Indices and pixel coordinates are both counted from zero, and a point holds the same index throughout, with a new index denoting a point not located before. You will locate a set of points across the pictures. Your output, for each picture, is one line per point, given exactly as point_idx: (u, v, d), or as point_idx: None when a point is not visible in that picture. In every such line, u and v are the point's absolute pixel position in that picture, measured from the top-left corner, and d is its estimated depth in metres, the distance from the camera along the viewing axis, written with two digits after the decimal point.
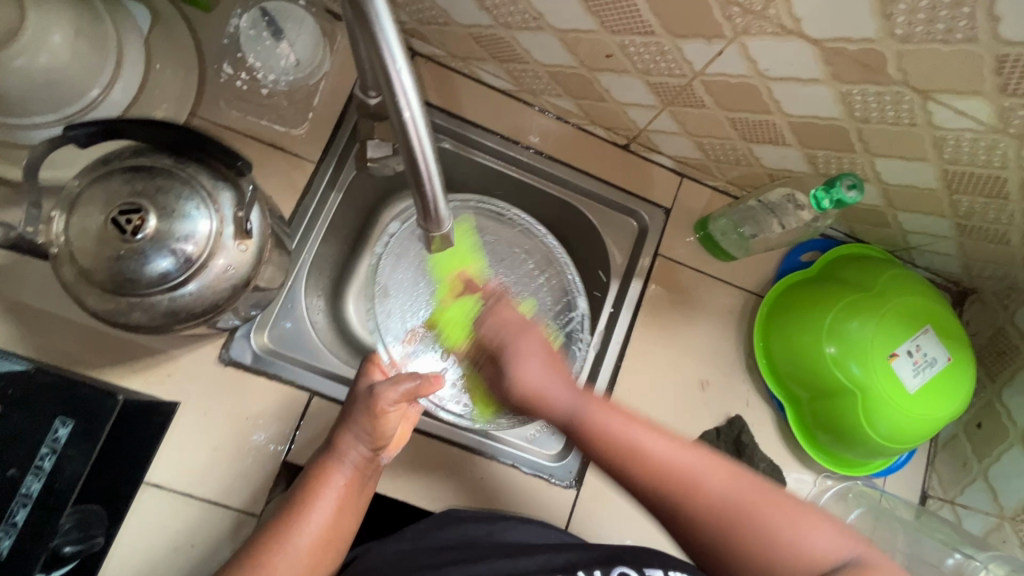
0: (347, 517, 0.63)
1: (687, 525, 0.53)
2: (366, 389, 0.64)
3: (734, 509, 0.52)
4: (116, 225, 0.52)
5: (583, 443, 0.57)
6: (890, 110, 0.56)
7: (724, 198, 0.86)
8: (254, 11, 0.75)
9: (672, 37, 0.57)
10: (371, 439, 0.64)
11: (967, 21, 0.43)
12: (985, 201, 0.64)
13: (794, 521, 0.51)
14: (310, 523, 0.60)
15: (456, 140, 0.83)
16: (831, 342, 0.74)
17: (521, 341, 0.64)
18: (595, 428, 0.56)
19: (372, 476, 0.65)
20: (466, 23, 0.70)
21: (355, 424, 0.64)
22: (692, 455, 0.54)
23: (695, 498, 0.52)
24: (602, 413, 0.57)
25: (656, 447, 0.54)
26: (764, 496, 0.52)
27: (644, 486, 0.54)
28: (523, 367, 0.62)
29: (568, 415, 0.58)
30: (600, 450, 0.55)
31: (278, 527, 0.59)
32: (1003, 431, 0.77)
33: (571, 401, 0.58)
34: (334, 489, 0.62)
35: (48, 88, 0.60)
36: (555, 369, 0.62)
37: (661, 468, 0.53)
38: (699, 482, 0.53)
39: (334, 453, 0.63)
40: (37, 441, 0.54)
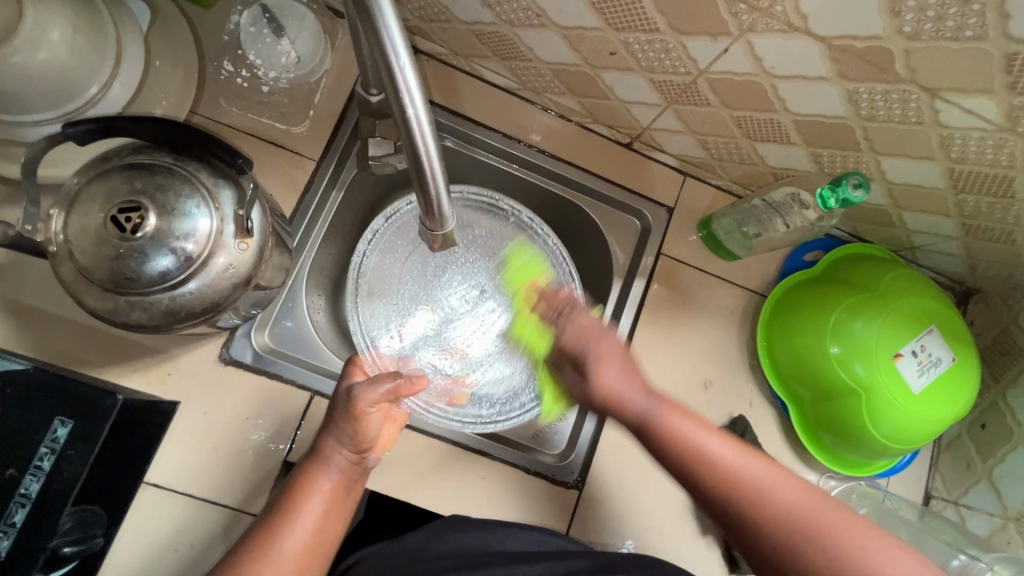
0: (332, 521, 0.61)
1: (760, 543, 0.51)
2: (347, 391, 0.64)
3: (810, 527, 0.49)
4: (116, 223, 0.52)
5: (656, 450, 0.56)
6: (896, 108, 0.55)
7: (728, 197, 0.86)
8: (255, 8, 0.74)
9: (677, 34, 0.57)
10: (353, 443, 0.62)
11: (977, 18, 0.43)
12: (992, 200, 0.63)
13: (871, 541, 0.49)
14: (293, 529, 0.58)
15: (457, 138, 0.82)
16: (835, 342, 0.74)
17: (596, 343, 0.61)
18: (671, 435, 0.55)
19: (356, 481, 0.64)
20: (468, 20, 0.70)
21: (337, 429, 0.63)
22: (757, 465, 0.53)
23: (769, 513, 0.50)
24: (673, 419, 0.56)
25: (727, 455, 0.54)
26: (836, 511, 0.50)
27: (716, 496, 0.53)
28: (603, 369, 0.59)
29: (642, 417, 0.57)
30: (671, 455, 0.55)
31: (262, 536, 0.57)
32: (1006, 432, 0.77)
33: (644, 403, 0.57)
34: (317, 497, 0.60)
35: (46, 85, 0.60)
36: (631, 367, 0.60)
37: (731, 478, 0.52)
38: (771, 495, 0.51)
39: (318, 460, 0.62)
40: (36, 441, 0.54)
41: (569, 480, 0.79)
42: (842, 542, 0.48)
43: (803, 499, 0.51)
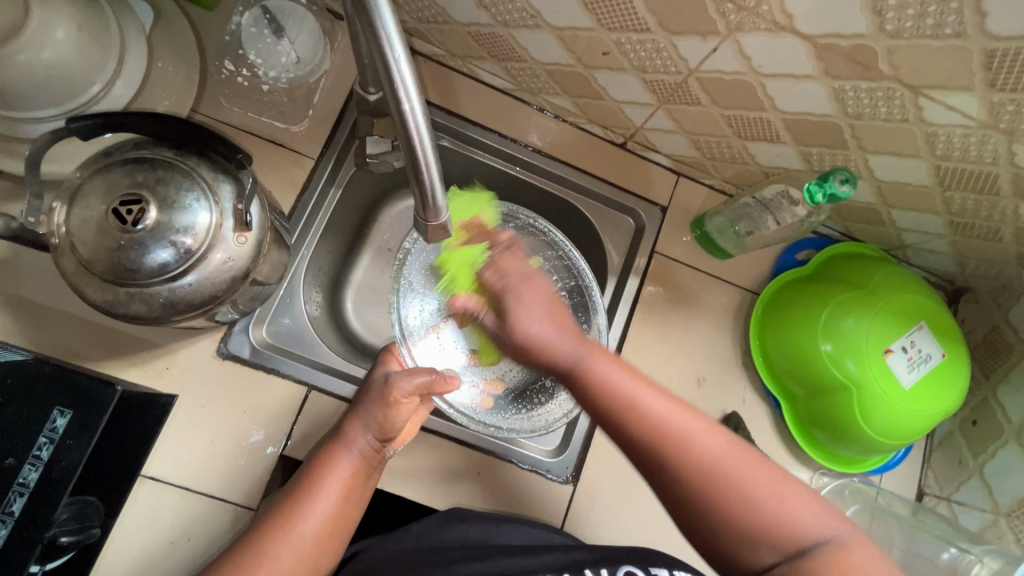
0: (349, 506, 0.62)
1: (673, 480, 0.52)
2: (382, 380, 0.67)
3: (718, 471, 0.52)
4: (117, 216, 0.53)
5: (576, 384, 0.55)
6: (882, 105, 0.56)
7: (720, 196, 0.87)
8: (256, 9, 0.76)
9: (667, 34, 0.58)
10: (380, 428, 0.65)
11: (956, 16, 0.44)
12: (978, 198, 0.64)
13: (775, 488, 0.52)
14: (310, 512, 0.59)
15: (454, 137, 0.84)
16: (827, 339, 0.75)
17: (521, 289, 0.58)
18: (595, 376, 0.54)
19: (375, 468, 0.66)
20: (464, 21, 0.71)
21: (366, 413, 0.65)
22: (687, 417, 0.53)
23: (685, 458, 0.52)
24: (597, 359, 0.55)
25: (654, 404, 0.53)
26: (748, 463, 0.53)
27: (637, 438, 0.53)
28: (524, 315, 0.56)
29: (571, 359, 0.55)
30: (591, 391, 0.54)
31: (284, 513, 0.59)
32: (997, 428, 0.78)
33: (568, 345, 0.55)
34: (339, 479, 0.62)
35: (51, 82, 0.61)
36: (557, 310, 0.57)
37: (659, 427, 0.53)
38: (691, 444, 0.52)
39: (343, 443, 0.64)
40: (36, 432, 0.55)
41: (563, 475, 0.79)
42: (749, 492, 0.51)
43: (719, 449, 0.53)
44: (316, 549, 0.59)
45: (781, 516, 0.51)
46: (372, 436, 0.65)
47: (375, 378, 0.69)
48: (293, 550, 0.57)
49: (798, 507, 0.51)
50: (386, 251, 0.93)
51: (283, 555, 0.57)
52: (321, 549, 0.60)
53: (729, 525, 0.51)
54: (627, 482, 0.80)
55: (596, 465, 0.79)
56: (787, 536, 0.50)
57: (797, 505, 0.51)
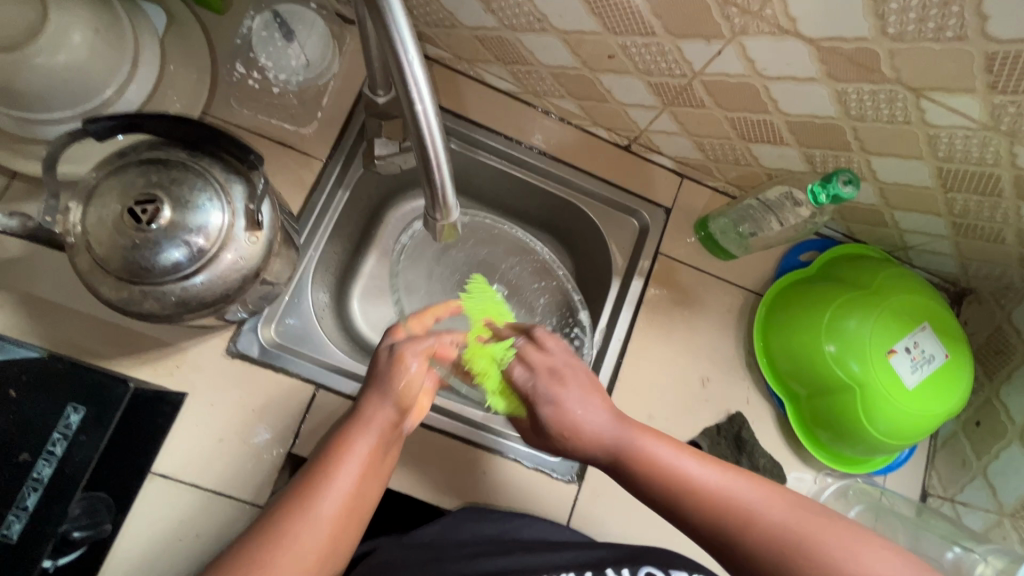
0: (368, 485, 0.59)
1: (748, 553, 0.52)
2: (393, 350, 0.64)
3: (793, 539, 0.51)
4: (132, 215, 0.54)
5: (629, 473, 0.58)
6: (884, 108, 0.57)
7: (724, 198, 0.88)
8: (267, 13, 0.77)
9: (672, 38, 0.59)
10: (398, 399, 0.62)
11: (956, 19, 0.45)
12: (980, 199, 0.65)
13: (861, 546, 0.50)
14: (332, 489, 0.56)
15: (461, 140, 0.85)
16: (831, 341, 0.75)
17: (549, 386, 0.62)
18: (645, 459, 0.58)
19: (393, 443, 0.63)
20: (471, 25, 0.72)
21: (382, 386, 0.62)
22: (737, 483, 0.55)
23: (754, 530, 0.52)
24: (642, 440, 0.59)
25: (710, 479, 0.55)
26: (823, 524, 0.52)
27: (700, 520, 0.54)
28: (559, 391, 0.61)
29: (616, 445, 0.59)
30: (647, 477, 0.57)
31: (301, 492, 0.55)
32: (1000, 429, 0.78)
33: (612, 428, 0.60)
34: (357, 455, 0.59)
35: (67, 84, 0.62)
36: (596, 387, 0.63)
37: (720, 504, 0.54)
38: (755, 514, 0.53)
39: (359, 418, 0.61)
40: (50, 427, 0.56)
41: (568, 476, 0.79)
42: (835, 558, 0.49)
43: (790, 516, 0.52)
44: (336, 530, 0.56)
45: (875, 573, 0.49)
46: (389, 410, 0.61)
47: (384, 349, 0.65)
48: (313, 533, 0.54)
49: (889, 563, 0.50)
50: (392, 252, 0.94)
51: (302, 537, 0.53)
52: (341, 532, 0.56)
53: None
54: None
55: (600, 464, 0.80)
56: None
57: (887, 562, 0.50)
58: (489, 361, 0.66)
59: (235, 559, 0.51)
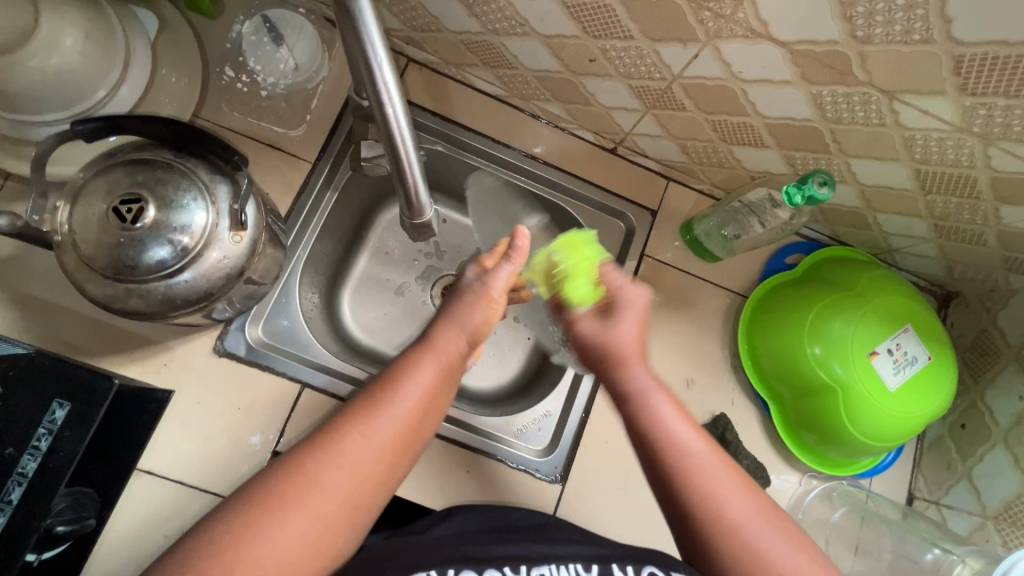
0: (427, 422, 0.55)
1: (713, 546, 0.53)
2: (483, 281, 0.62)
3: (751, 539, 0.53)
4: (117, 214, 0.55)
5: (633, 414, 0.59)
6: (858, 110, 0.58)
7: (709, 201, 0.88)
8: (257, 18, 0.79)
9: (649, 41, 0.60)
10: (471, 334, 0.60)
11: (922, 22, 0.46)
12: (959, 201, 0.65)
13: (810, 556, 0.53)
14: (390, 414, 0.51)
15: (449, 143, 0.85)
16: (814, 342, 0.75)
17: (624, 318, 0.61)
18: (655, 414, 0.58)
19: (455, 379, 0.59)
20: (457, 30, 0.74)
21: (457, 319, 0.60)
22: (739, 484, 0.55)
23: (729, 526, 0.53)
24: (656, 396, 0.59)
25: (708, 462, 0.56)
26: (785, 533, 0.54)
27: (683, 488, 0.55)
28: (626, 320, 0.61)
29: (639, 386, 0.60)
30: (647, 429, 0.58)
31: (363, 409, 0.51)
32: (985, 432, 0.78)
33: (643, 374, 0.60)
34: (423, 381, 0.54)
35: (59, 87, 0.64)
36: (642, 333, 0.62)
37: (704, 484, 0.54)
38: (727, 511, 0.54)
39: (430, 344, 0.57)
40: (35, 422, 0.56)
41: (551, 475, 0.80)
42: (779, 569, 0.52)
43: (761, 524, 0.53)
44: (391, 459, 0.51)
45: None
46: (460, 343, 0.59)
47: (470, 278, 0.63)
48: (371, 452, 0.50)
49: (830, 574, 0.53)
50: (384, 254, 0.94)
51: (359, 458, 0.49)
52: (395, 461, 0.51)
53: None
54: (617, 481, 0.81)
55: (586, 462, 0.81)
56: None
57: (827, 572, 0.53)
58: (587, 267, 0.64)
59: (285, 468, 0.48)
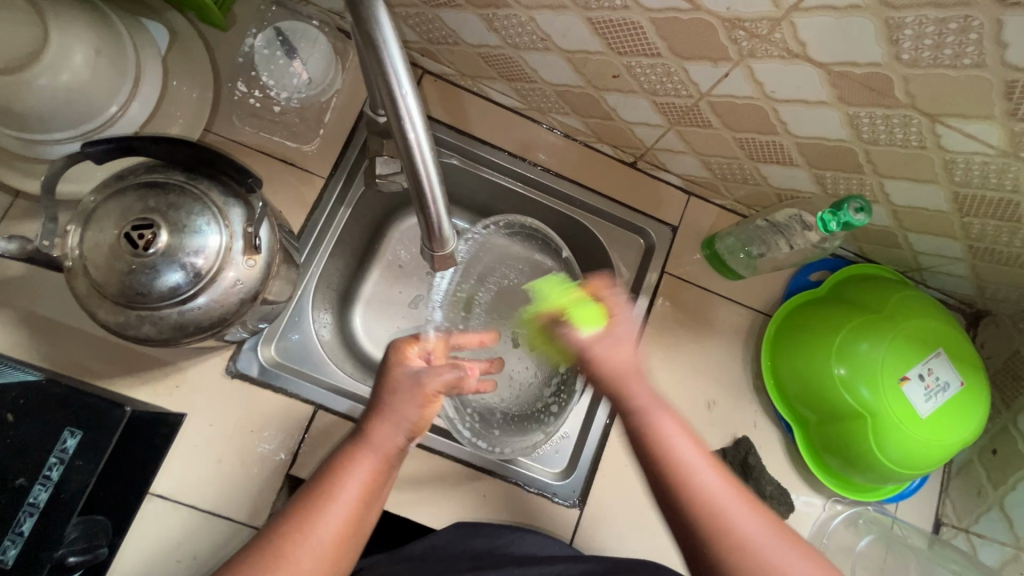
0: (368, 512, 0.58)
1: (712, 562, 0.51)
2: (412, 377, 0.63)
3: (750, 552, 0.51)
4: (129, 239, 0.53)
5: (634, 431, 0.57)
6: (897, 132, 0.55)
7: (732, 216, 0.86)
8: (269, 30, 0.77)
9: (678, 59, 0.58)
10: (410, 429, 0.61)
11: (974, 46, 0.43)
12: (998, 224, 0.63)
13: (809, 562, 0.52)
14: (332, 515, 0.55)
15: (464, 156, 0.83)
16: (841, 363, 0.73)
17: (616, 355, 0.61)
18: (659, 432, 0.56)
19: (395, 466, 0.62)
20: (474, 43, 0.71)
21: (394, 412, 0.61)
22: (737, 498, 0.53)
23: (726, 540, 0.51)
24: (660, 415, 0.58)
25: (705, 475, 0.54)
26: (786, 542, 0.52)
27: (680, 499, 0.53)
28: (618, 349, 0.61)
29: (641, 407, 0.58)
30: (654, 455, 0.55)
31: (297, 518, 0.54)
32: (1018, 459, 0.76)
33: (645, 396, 0.59)
34: (359, 478, 0.57)
35: (70, 104, 0.62)
36: (642, 359, 0.62)
37: (703, 493, 0.53)
38: (727, 519, 0.52)
39: (365, 440, 0.59)
40: (45, 451, 0.55)
41: (569, 499, 0.78)
42: None
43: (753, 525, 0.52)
44: (337, 551, 0.55)
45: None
46: (400, 436, 0.60)
47: (401, 372, 0.64)
48: (312, 556, 0.53)
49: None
50: (397, 267, 0.92)
51: (300, 556, 0.53)
52: (340, 555, 0.56)
53: None
54: (637, 505, 0.78)
55: (605, 486, 0.78)
56: None
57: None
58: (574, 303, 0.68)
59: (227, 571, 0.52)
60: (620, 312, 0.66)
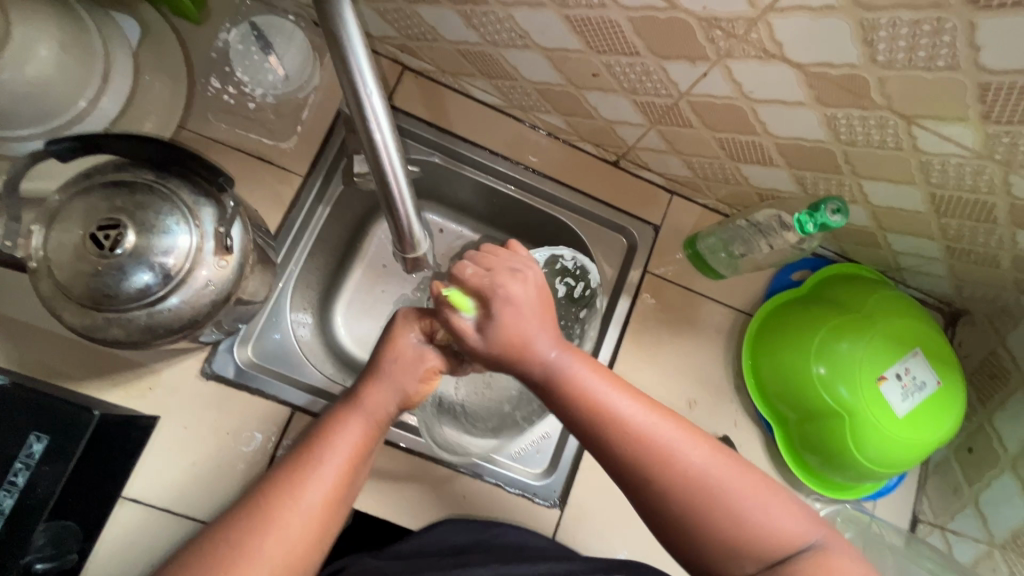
0: (356, 475, 0.56)
1: (656, 498, 0.50)
2: (416, 349, 0.59)
3: (681, 476, 0.50)
4: (94, 241, 0.52)
5: (556, 400, 0.53)
6: (875, 134, 0.55)
7: (714, 215, 0.86)
8: (244, 26, 0.75)
9: (657, 58, 0.57)
10: (404, 399, 0.59)
11: (948, 49, 0.43)
12: (974, 225, 0.63)
13: (759, 496, 0.51)
14: (321, 474, 0.53)
15: (446, 154, 0.82)
16: (820, 362, 0.73)
17: (501, 309, 0.53)
18: (581, 385, 0.52)
19: (384, 434, 0.59)
20: (454, 40, 0.70)
21: (390, 377, 0.58)
22: (669, 425, 0.51)
23: (666, 472, 0.50)
24: (581, 368, 0.53)
25: (643, 421, 0.51)
26: (741, 475, 0.52)
27: (616, 451, 0.51)
28: (511, 314, 0.53)
29: (555, 368, 0.53)
30: (572, 407, 0.52)
31: (284, 480, 0.52)
32: (993, 457, 0.77)
33: (553, 355, 0.53)
34: (349, 442, 0.55)
35: (37, 100, 0.61)
36: (546, 316, 0.55)
37: (638, 436, 0.50)
38: (658, 442, 0.50)
39: (355, 405, 0.57)
40: (10, 456, 0.53)
41: (551, 499, 0.78)
42: (726, 507, 0.50)
43: (688, 445, 0.51)
44: (325, 516, 0.53)
45: (767, 523, 0.50)
46: (392, 404, 0.58)
47: (405, 340, 0.59)
48: (300, 517, 0.51)
49: (790, 519, 0.51)
50: (379, 266, 0.91)
51: (289, 520, 0.51)
52: (330, 519, 0.53)
53: (713, 537, 0.50)
54: (618, 506, 0.79)
55: (587, 487, 0.78)
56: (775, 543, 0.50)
57: (777, 512, 0.51)
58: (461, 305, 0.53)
59: (210, 543, 0.49)
60: (512, 262, 0.57)
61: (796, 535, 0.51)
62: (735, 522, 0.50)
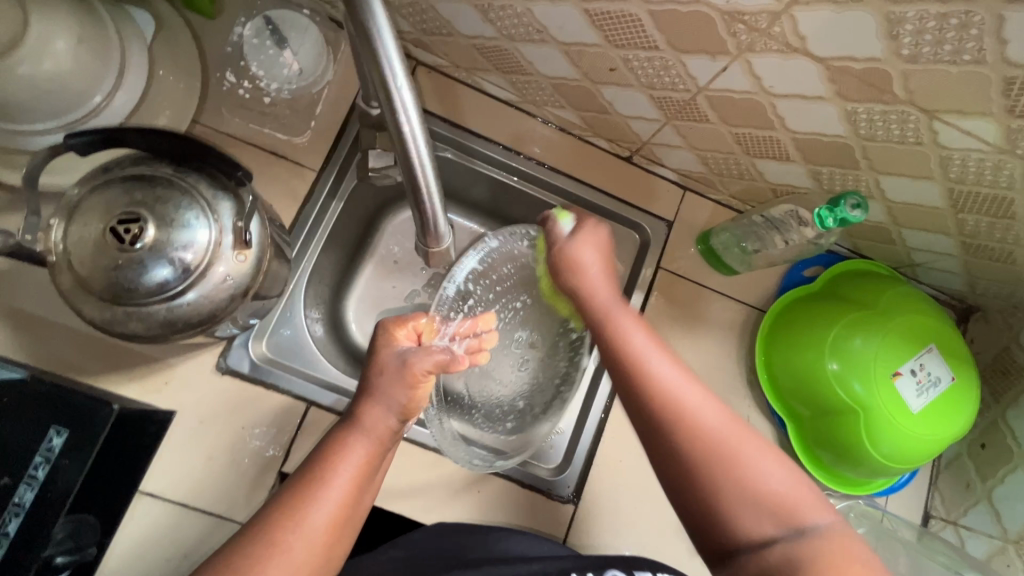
0: (362, 494, 0.56)
1: (673, 448, 0.52)
2: (399, 358, 0.61)
3: (704, 434, 0.52)
4: (115, 234, 0.52)
5: (600, 334, 0.60)
6: (895, 128, 0.55)
7: (727, 212, 0.86)
8: (258, 20, 0.75)
9: (676, 52, 0.57)
10: (401, 411, 0.59)
11: (974, 43, 0.43)
12: (992, 220, 0.63)
13: (774, 463, 0.52)
14: (324, 499, 0.53)
15: (458, 150, 0.82)
16: (834, 358, 0.73)
17: (575, 254, 0.64)
18: (620, 332, 0.59)
19: (388, 452, 0.60)
20: (469, 34, 0.70)
21: (384, 394, 0.59)
22: (694, 387, 0.54)
23: (685, 427, 0.52)
24: (625, 320, 0.60)
25: (668, 376, 0.54)
26: (755, 444, 0.52)
27: (641, 399, 0.54)
28: (583, 243, 0.65)
29: (604, 309, 0.61)
30: (610, 347, 0.58)
31: (287, 505, 0.52)
32: (1006, 453, 0.77)
33: (606, 300, 0.62)
34: (352, 462, 0.56)
35: (54, 93, 0.61)
36: (607, 268, 0.65)
37: (662, 389, 0.54)
38: (682, 399, 0.53)
39: (356, 425, 0.58)
40: (31, 450, 0.53)
41: (564, 495, 0.78)
42: (742, 468, 0.51)
43: (708, 407, 0.53)
44: (330, 540, 0.53)
45: (775, 489, 0.51)
46: (391, 420, 0.59)
47: (390, 352, 0.62)
48: (306, 540, 0.51)
49: (798, 489, 0.51)
50: (391, 261, 0.91)
51: (294, 546, 0.51)
52: (337, 539, 0.53)
53: (727, 496, 0.50)
54: (630, 503, 0.79)
55: (599, 484, 0.79)
56: (788, 511, 0.50)
57: (790, 482, 0.51)
58: (563, 216, 0.68)
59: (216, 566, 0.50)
60: (590, 222, 0.66)
61: (805, 506, 0.51)
62: (748, 485, 0.50)
